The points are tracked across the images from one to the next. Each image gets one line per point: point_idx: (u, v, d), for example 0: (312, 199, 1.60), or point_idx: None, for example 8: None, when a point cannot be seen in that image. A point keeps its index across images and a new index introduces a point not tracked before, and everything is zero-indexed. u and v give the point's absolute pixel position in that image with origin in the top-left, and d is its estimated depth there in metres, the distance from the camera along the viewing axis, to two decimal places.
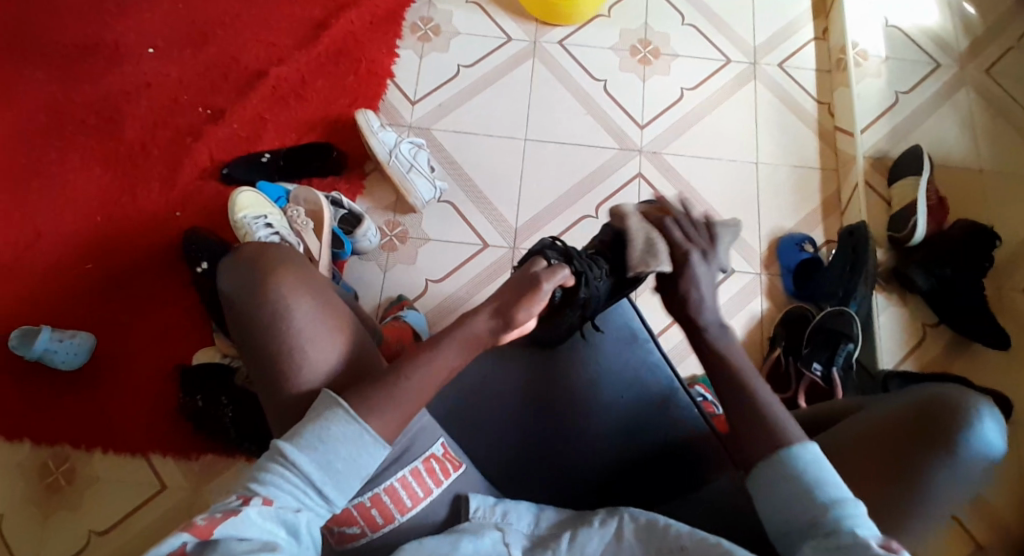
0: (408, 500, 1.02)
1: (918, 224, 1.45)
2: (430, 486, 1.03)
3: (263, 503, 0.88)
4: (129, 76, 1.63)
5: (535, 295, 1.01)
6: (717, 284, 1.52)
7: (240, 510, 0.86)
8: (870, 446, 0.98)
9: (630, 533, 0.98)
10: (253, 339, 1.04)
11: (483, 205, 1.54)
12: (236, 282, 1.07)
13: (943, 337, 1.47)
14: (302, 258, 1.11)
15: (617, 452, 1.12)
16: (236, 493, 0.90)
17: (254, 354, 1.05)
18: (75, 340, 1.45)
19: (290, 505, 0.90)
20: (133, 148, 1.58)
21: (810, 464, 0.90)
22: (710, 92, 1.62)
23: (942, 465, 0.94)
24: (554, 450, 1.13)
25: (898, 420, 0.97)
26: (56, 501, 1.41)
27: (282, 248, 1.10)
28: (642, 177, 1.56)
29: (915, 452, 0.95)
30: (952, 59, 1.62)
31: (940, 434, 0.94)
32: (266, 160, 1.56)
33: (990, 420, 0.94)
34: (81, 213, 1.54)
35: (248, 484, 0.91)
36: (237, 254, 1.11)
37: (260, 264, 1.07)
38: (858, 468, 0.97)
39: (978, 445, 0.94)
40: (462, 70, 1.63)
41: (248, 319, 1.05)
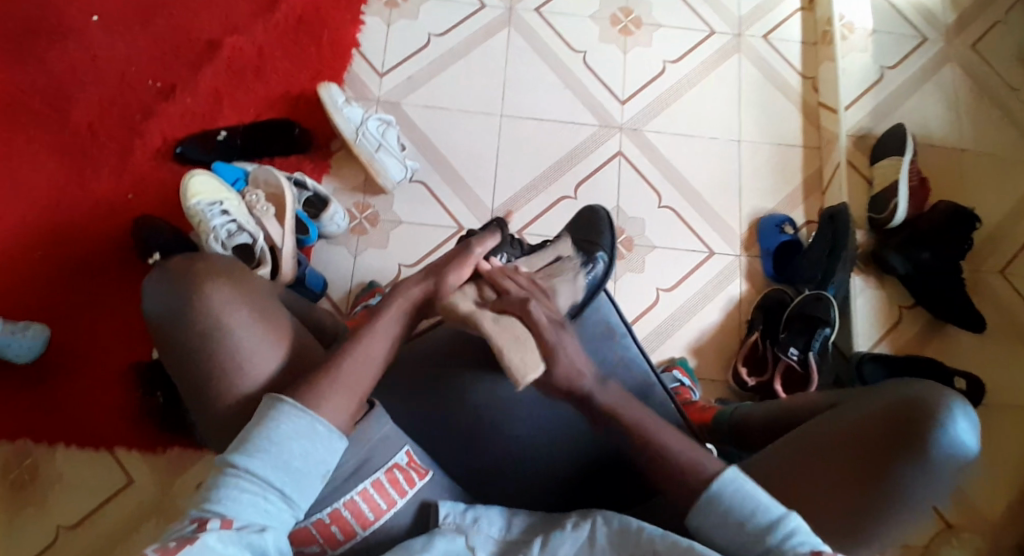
0: (370, 513, 0.97)
1: (897, 208, 1.43)
2: (393, 497, 0.99)
3: (223, 526, 0.85)
4: (73, 44, 1.52)
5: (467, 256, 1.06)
6: (695, 267, 1.48)
7: (197, 538, 0.83)
8: (850, 445, 0.94)
9: (603, 534, 0.93)
10: (184, 358, 1.00)
11: (457, 185, 1.48)
12: (164, 299, 1.01)
13: (920, 319, 1.47)
14: (232, 266, 1.06)
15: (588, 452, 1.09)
16: (191, 516, 0.87)
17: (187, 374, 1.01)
18: (28, 333, 1.37)
19: (254, 521, 0.87)
20: (80, 124, 1.49)
21: (736, 493, 0.90)
22: (693, 66, 1.57)
23: (913, 470, 0.91)
24: (519, 455, 1.08)
25: (872, 422, 0.94)
26: (18, 499, 1.36)
27: (210, 257, 1.05)
28: (621, 156, 1.51)
29: (895, 455, 0.91)
30: (938, 34, 1.58)
31: (913, 436, 0.91)
32: (222, 138, 1.48)
33: (972, 423, 0.91)
34: (29, 197, 1.46)
35: (203, 505, 0.88)
36: (162, 268, 1.04)
37: (189, 277, 1.01)
38: (831, 476, 0.94)
39: (950, 446, 0.90)
40: (433, 40, 1.55)
41: (179, 337, 1.00)
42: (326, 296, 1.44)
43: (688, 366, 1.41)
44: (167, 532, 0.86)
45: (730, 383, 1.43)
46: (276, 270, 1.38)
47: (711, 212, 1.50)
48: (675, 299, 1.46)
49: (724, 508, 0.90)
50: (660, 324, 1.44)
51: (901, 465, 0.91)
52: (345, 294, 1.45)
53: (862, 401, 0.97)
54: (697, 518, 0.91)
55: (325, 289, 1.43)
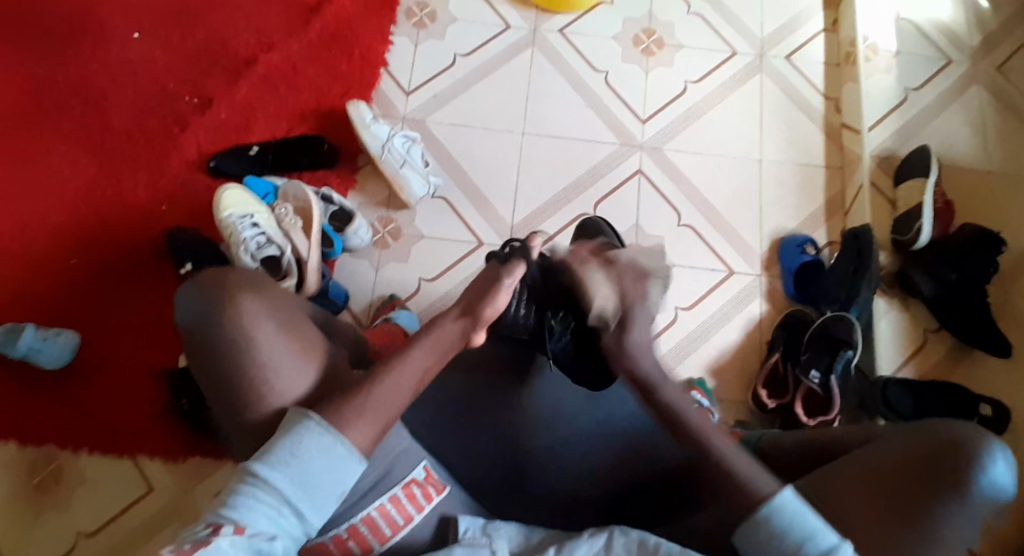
0: (387, 528, 0.99)
1: (922, 230, 1.42)
2: (410, 512, 1.01)
3: (235, 532, 0.88)
4: (112, 62, 1.58)
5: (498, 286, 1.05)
6: (715, 286, 1.47)
7: (210, 542, 0.86)
8: (886, 481, 0.96)
9: (621, 545, 0.93)
10: (215, 366, 1.03)
11: (479, 202, 1.50)
12: (194, 312, 1.04)
13: (945, 344, 1.45)
14: (262, 279, 1.10)
15: (613, 470, 1.11)
16: (207, 519, 0.90)
17: (217, 378, 1.04)
18: (60, 339, 1.42)
19: (264, 530, 0.89)
20: (117, 138, 1.54)
21: (792, 516, 0.91)
22: (715, 86, 1.57)
23: (952, 512, 0.92)
24: (547, 469, 1.12)
25: (907, 463, 0.95)
26: (43, 501, 1.40)
27: (241, 272, 1.09)
28: (642, 174, 1.52)
29: (933, 495, 0.93)
30: (965, 56, 1.57)
31: (949, 477, 0.92)
32: (254, 152, 1.52)
33: (1009, 464, 0.93)
34: (65, 206, 1.51)
35: (219, 509, 0.90)
36: (195, 281, 1.08)
37: (219, 287, 1.05)
38: (869, 516, 0.95)
39: (988, 488, 0.92)
40: (458, 59, 1.58)
41: (210, 347, 1.04)
42: (348, 309, 1.46)
43: (707, 387, 1.39)
44: (183, 532, 0.89)
45: (751, 405, 1.42)
46: (303, 283, 1.41)
47: (731, 231, 1.50)
48: (694, 317, 1.46)
49: (778, 530, 0.90)
50: (682, 338, 1.45)
51: (940, 506, 0.92)
52: (366, 306, 1.47)
53: (897, 439, 0.99)
54: (747, 538, 0.92)
55: (347, 300, 1.46)
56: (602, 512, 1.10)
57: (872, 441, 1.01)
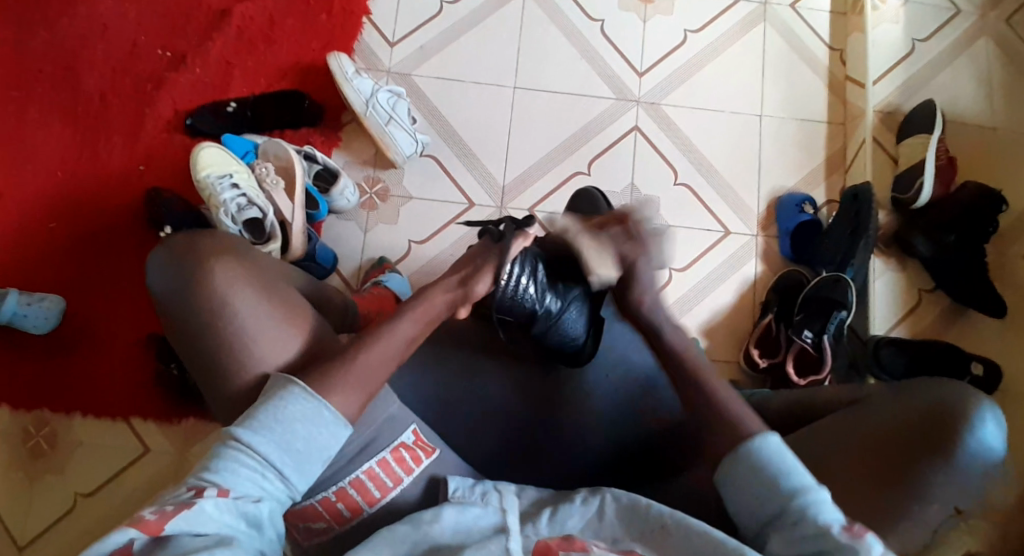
0: (376, 491, 0.99)
1: (923, 187, 1.39)
2: (399, 475, 1.00)
3: (219, 495, 0.86)
4: (79, 12, 1.50)
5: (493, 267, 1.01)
6: (710, 247, 1.45)
7: (194, 503, 0.85)
8: (871, 441, 0.96)
9: (613, 510, 0.92)
10: (199, 340, 1.01)
11: (469, 161, 1.45)
12: (170, 283, 1.02)
13: (939, 303, 1.44)
14: (237, 244, 1.06)
15: (609, 436, 1.08)
16: (189, 483, 0.89)
17: (205, 362, 1.02)
18: (45, 304, 1.39)
19: (248, 493, 0.88)
20: (90, 94, 1.47)
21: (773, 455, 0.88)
22: (716, 36, 1.50)
23: (939, 471, 0.91)
24: (545, 433, 1.08)
25: (896, 424, 0.95)
26: (38, 466, 1.40)
27: (213, 238, 1.05)
28: (638, 130, 1.47)
29: (920, 457, 0.92)
30: (974, 5, 1.51)
31: (937, 438, 0.92)
32: (232, 110, 1.46)
33: (998, 424, 0.93)
34: (40, 168, 1.45)
35: (202, 473, 0.89)
36: (167, 249, 1.05)
37: (193, 257, 1.02)
38: (854, 471, 0.95)
39: (977, 450, 0.91)
40: (445, 8, 1.50)
41: (190, 316, 1.01)
42: (336, 272, 1.43)
43: (700, 348, 1.39)
44: (166, 495, 0.88)
45: (743, 365, 1.41)
46: (287, 245, 1.37)
47: (728, 191, 1.46)
48: (690, 278, 1.44)
49: (759, 461, 0.88)
50: (677, 300, 1.43)
51: (927, 469, 0.92)
52: (356, 268, 1.44)
53: (884, 399, 0.98)
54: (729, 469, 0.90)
55: (335, 263, 1.42)
56: (599, 471, 1.07)
57: (862, 401, 1.01)
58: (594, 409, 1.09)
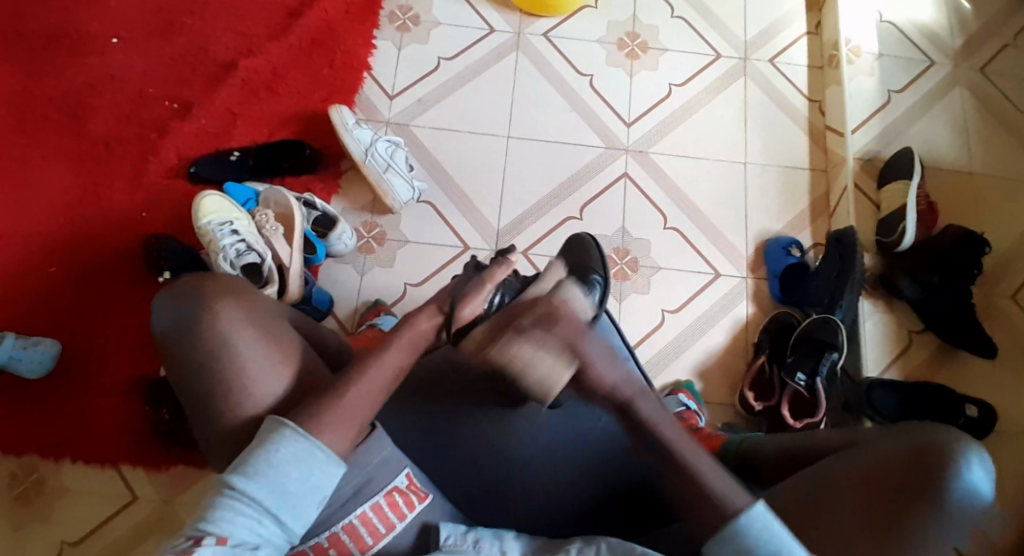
0: (369, 537, 0.97)
1: (906, 231, 1.42)
2: (392, 521, 0.99)
3: (217, 543, 0.87)
4: (90, 66, 1.56)
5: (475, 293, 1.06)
6: (701, 289, 1.47)
7: (191, 553, 0.86)
8: (864, 488, 0.96)
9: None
10: (198, 367, 1.03)
11: (464, 206, 1.49)
12: (173, 318, 1.05)
13: (930, 344, 1.45)
14: (241, 286, 1.10)
15: (598, 483, 1.09)
16: (186, 534, 0.89)
17: (205, 384, 1.03)
18: (40, 347, 1.40)
19: (246, 541, 0.89)
20: (96, 144, 1.52)
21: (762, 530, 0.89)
22: (699, 89, 1.58)
23: (931, 520, 0.93)
24: (536, 481, 1.09)
25: (886, 472, 0.96)
26: (23, 513, 1.38)
27: (219, 279, 1.09)
28: (627, 177, 1.52)
29: (914, 504, 0.93)
30: (946, 59, 1.58)
31: (929, 484, 0.93)
32: (235, 158, 1.51)
33: (986, 468, 0.94)
34: (45, 214, 1.49)
35: (198, 524, 0.90)
36: (172, 288, 1.08)
37: (199, 295, 1.06)
38: (849, 523, 0.96)
39: (965, 495, 0.93)
40: (442, 63, 1.58)
41: (189, 349, 1.03)
42: (332, 314, 1.45)
43: (694, 389, 1.40)
44: (164, 546, 0.88)
45: (737, 407, 1.41)
46: (284, 289, 1.39)
47: (717, 234, 1.50)
48: (682, 320, 1.46)
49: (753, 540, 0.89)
50: (669, 341, 1.44)
51: (921, 514, 0.93)
52: (351, 311, 1.46)
53: (877, 443, 0.99)
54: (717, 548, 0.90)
55: (331, 306, 1.44)
56: (587, 519, 1.08)
57: (853, 445, 1.02)
58: (585, 456, 1.10)
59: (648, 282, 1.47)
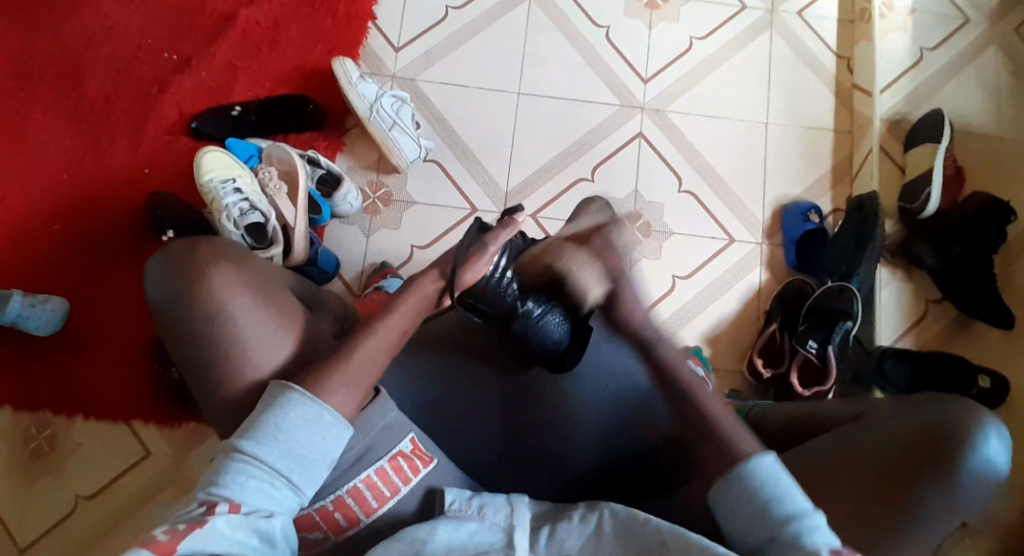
0: (373, 501, 0.98)
1: (930, 198, 1.37)
2: (396, 485, 0.99)
3: (230, 510, 0.87)
4: (85, 15, 1.50)
5: (479, 257, 1.01)
6: (714, 254, 1.44)
7: (207, 519, 0.86)
8: (873, 457, 0.94)
9: (611, 528, 0.90)
10: (194, 340, 1.02)
11: (473, 167, 1.45)
12: (168, 287, 1.03)
13: (947, 314, 1.43)
14: (237, 250, 1.08)
15: (607, 449, 1.07)
16: (199, 499, 0.89)
17: (204, 359, 1.02)
18: (48, 307, 1.39)
19: (260, 507, 0.89)
20: (95, 97, 1.48)
21: (764, 480, 0.89)
22: (721, 43, 1.50)
23: (942, 491, 0.91)
24: (541, 444, 1.07)
25: (900, 440, 0.94)
26: (40, 467, 1.41)
27: (213, 242, 1.07)
28: (642, 137, 1.46)
29: (925, 477, 0.91)
30: (984, 14, 1.49)
31: (945, 453, 0.91)
32: (237, 114, 1.46)
33: (1001, 441, 0.92)
34: (46, 170, 1.46)
35: (210, 488, 0.90)
36: (166, 253, 1.07)
37: (192, 262, 1.04)
38: (849, 486, 0.94)
39: (979, 466, 0.91)
40: (450, 13, 1.50)
41: (185, 319, 1.02)
42: (339, 277, 1.43)
43: (703, 354, 1.37)
44: (176, 513, 0.88)
45: (746, 376, 1.40)
46: (288, 250, 1.36)
47: (733, 199, 1.45)
48: (692, 287, 1.43)
49: (751, 488, 0.89)
50: (679, 308, 1.42)
51: (931, 485, 0.91)
52: (358, 274, 1.44)
53: (890, 415, 0.97)
54: (720, 494, 0.90)
55: (338, 269, 1.42)
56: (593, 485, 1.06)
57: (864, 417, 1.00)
58: (590, 417, 1.08)
59: (660, 248, 1.43)
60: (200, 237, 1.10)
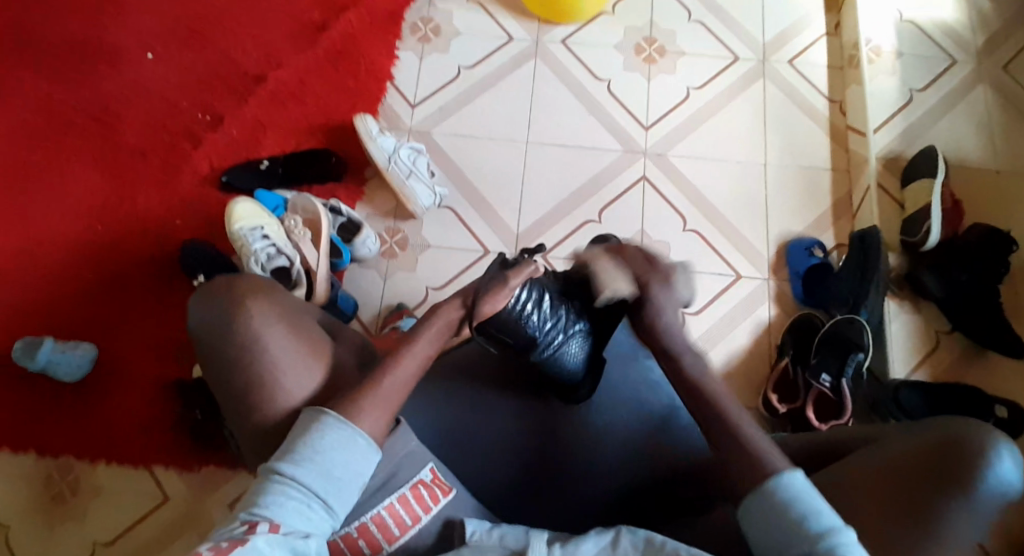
0: (395, 528, 1.00)
1: (931, 229, 1.39)
2: (417, 513, 1.01)
3: (270, 531, 0.89)
4: (127, 82, 1.63)
5: (501, 288, 1.00)
6: (723, 290, 1.47)
7: (247, 540, 0.87)
8: (895, 479, 0.95)
9: (628, 541, 0.92)
10: (230, 367, 1.05)
11: (485, 211, 1.52)
12: (207, 317, 1.06)
13: (957, 345, 1.42)
14: (271, 283, 1.12)
15: (624, 473, 1.10)
16: (240, 519, 0.91)
17: (236, 382, 1.05)
18: (79, 351, 1.45)
19: (298, 529, 0.91)
20: (133, 156, 1.58)
21: (796, 494, 0.90)
22: (717, 92, 1.58)
23: (961, 510, 0.91)
24: (554, 470, 1.11)
25: (911, 461, 0.95)
26: (60, 513, 1.42)
27: (251, 277, 1.11)
28: (646, 180, 1.53)
29: (945, 495, 0.92)
30: (969, 55, 1.57)
31: (956, 471, 0.92)
32: (264, 166, 1.55)
33: (1015, 461, 0.92)
34: (83, 223, 1.55)
35: (251, 508, 0.92)
36: (204, 287, 1.10)
37: (229, 294, 1.07)
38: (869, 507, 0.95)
39: (995, 485, 0.92)
40: (463, 71, 1.61)
41: (221, 346, 1.06)
42: (357, 318, 1.48)
43: None
44: (217, 531, 0.90)
45: (761, 409, 1.40)
46: (311, 292, 1.43)
47: (738, 235, 1.50)
48: (702, 321, 1.45)
49: (782, 503, 0.89)
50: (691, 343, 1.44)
51: (950, 503, 0.91)
52: (375, 315, 1.49)
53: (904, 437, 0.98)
54: (750, 512, 0.91)
55: (355, 310, 1.47)
56: (610, 513, 1.09)
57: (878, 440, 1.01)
58: (608, 447, 1.12)
59: None
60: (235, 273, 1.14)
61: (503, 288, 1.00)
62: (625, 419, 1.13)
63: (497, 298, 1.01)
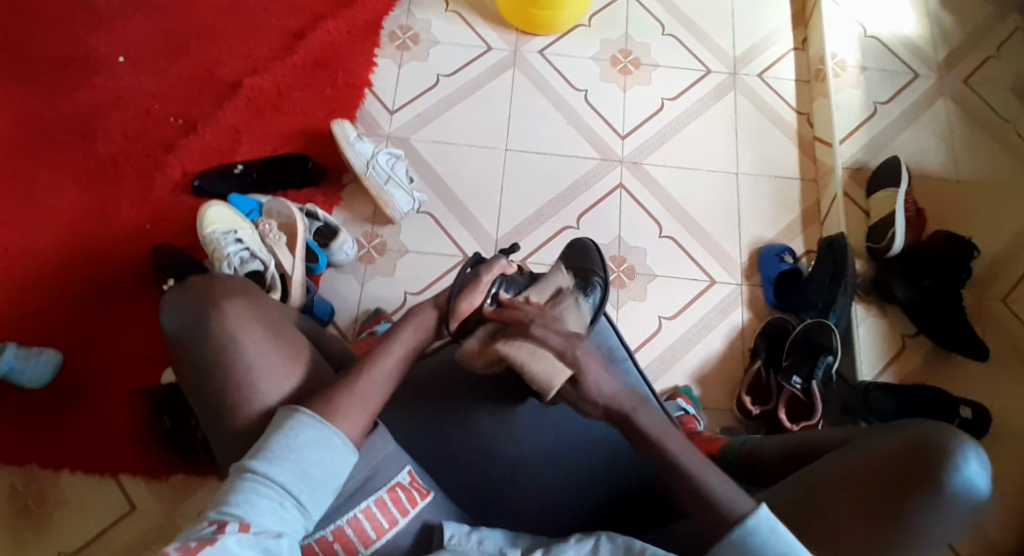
0: (372, 532, 0.98)
1: (896, 237, 1.45)
2: (394, 516, 1.00)
3: (241, 530, 0.87)
4: (98, 86, 1.61)
5: (474, 286, 1.04)
6: (697, 296, 1.50)
7: (217, 539, 0.85)
8: (864, 482, 0.95)
9: (608, 550, 0.92)
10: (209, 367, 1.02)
11: (464, 217, 1.53)
12: (182, 318, 1.04)
13: (923, 348, 1.47)
14: (247, 284, 1.10)
15: (607, 477, 1.11)
16: (209, 518, 0.89)
17: (215, 381, 1.02)
18: (41, 358, 1.41)
19: (270, 528, 0.89)
20: (104, 160, 1.56)
21: (767, 533, 0.90)
22: (690, 103, 1.63)
23: (929, 510, 0.92)
24: (539, 476, 1.11)
25: (883, 466, 0.95)
26: (22, 524, 1.37)
27: (227, 278, 1.09)
28: (622, 188, 1.56)
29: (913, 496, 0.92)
30: (929, 70, 1.64)
31: (927, 474, 0.92)
32: (239, 171, 1.54)
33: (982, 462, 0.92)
34: (50, 227, 1.51)
35: (222, 506, 0.90)
36: (180, 287, 1.07)
37: (207, 295, 1.05)
38: (839, 512, 0.96)
39: (963, 486, 0.91)
40: (441, 80, 1.63)
41: (198, 348, 1.03)
42: (333, 323, 1.46)
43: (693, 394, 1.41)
44: (185, 531, 0.87)
45: (736, 412, 1.42)
46: (287, 295, 1.41)
47: (711, 242, 1.53)
48: (677, 326, 1.48)
49: (755, 544, 0.90)
50: (666, 348, 1.46)
51: (917, 505, 0.92)
52: (352, 320, 1.48)
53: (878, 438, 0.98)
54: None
55: (333, 315, 1.46)
56: (591, 517, 1.10)
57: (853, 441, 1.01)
58: (593, 447, 1.12)
59: (645, 290, 1.50)
60: (210, 273, 1.12)
61: (477, 283, 1.04)
62: (608, 421, 1.14)
63: (472, 294, 1.04)
